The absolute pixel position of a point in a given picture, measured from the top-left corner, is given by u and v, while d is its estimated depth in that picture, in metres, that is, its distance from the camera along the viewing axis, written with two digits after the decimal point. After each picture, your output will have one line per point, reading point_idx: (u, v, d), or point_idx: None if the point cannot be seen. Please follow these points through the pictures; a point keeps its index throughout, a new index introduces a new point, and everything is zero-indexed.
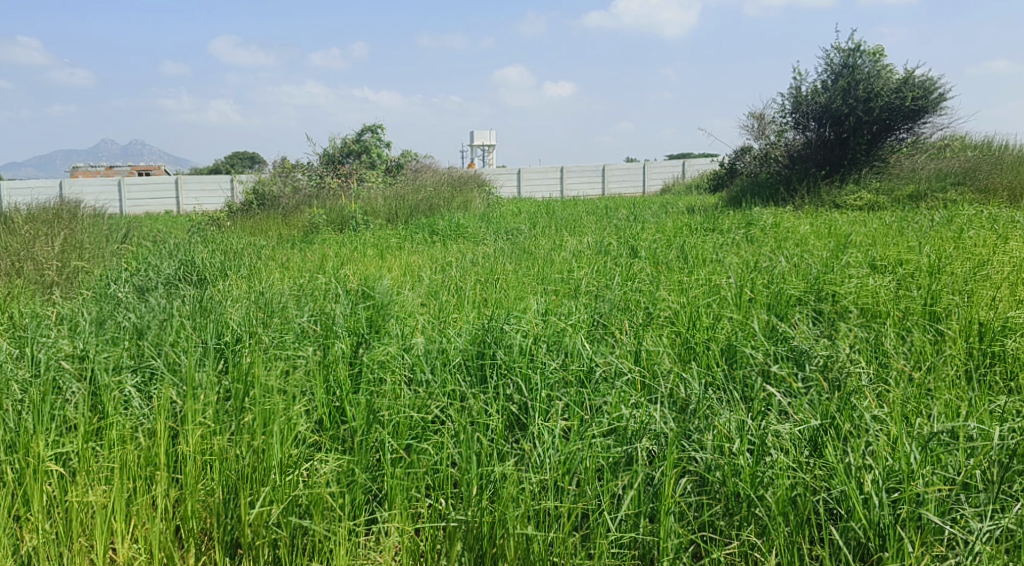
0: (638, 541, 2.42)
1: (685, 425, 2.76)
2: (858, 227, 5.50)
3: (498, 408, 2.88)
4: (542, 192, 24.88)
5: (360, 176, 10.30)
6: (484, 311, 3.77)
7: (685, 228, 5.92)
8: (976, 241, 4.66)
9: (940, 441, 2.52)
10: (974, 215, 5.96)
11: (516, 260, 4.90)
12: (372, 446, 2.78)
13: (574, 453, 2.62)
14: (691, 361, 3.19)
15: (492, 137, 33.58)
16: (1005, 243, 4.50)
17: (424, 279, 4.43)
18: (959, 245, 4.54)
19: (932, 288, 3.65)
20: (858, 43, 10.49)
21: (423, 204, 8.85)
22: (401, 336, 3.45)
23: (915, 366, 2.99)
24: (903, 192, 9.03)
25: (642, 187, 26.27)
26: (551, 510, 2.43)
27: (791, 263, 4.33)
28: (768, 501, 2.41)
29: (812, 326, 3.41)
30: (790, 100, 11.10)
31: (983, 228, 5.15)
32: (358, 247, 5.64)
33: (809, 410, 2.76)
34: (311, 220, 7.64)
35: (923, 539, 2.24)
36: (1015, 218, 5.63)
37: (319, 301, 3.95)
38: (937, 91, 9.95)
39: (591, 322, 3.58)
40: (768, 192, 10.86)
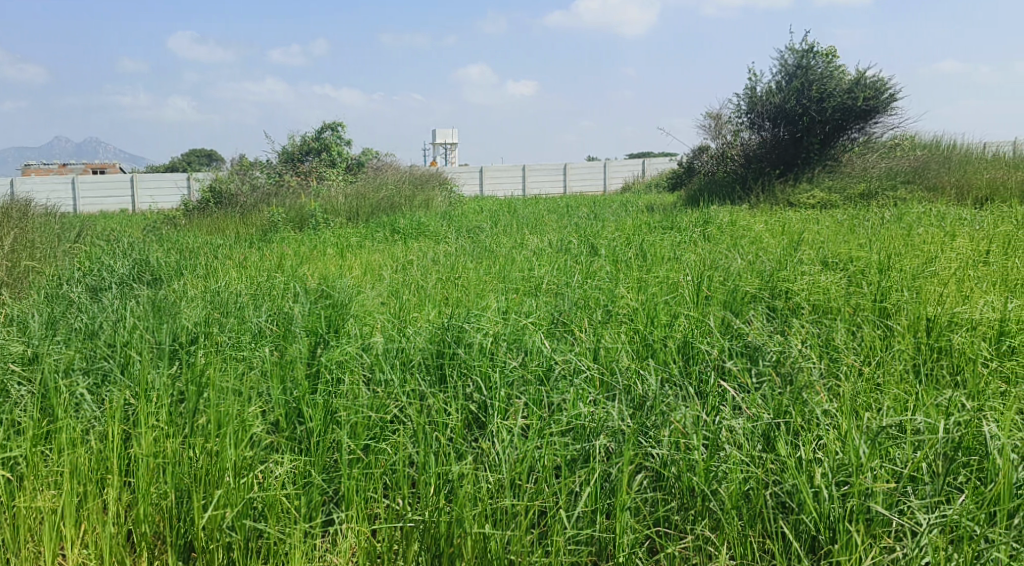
0: (595, 537, 2.43)
1: (643, 422, 2.79)
2: (810, 225, 5.59)
3: (457, 407, 2.87)
4: (503, 192, 24.83)
5: (321, 174, 10.21)
6: (443, 310, 3.75)
7: (644, 227, 5.93)
8: (924, 239, 4.74)
9: (888, 434, 2.58)
10: (922, 212, 6.10)
11: (477, 258, 4.88)
12: (328, 447, 2.76)
13: (531, 452, 2.63)
14: (648, 358, 3.21)
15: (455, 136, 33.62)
16: (951, 241, 4.61)
17: (384, 278, 4.39)
18: (908, 242, 4.64)
19: (882, 285, 3.71)
20: (811, 44, 10.65)
21: (385, 204, 8.78)
22: (359, 337, 3.42)
23: (864, 361, 3.05)
24: (853, 191, 9.17)
25: (603, 186, 26.50)
26: (509, 507, 2.44)
27: (746, 261, 4.38)
28: (720, 495, 2.46)
29: (765, 322, 3.46)
30: (746, 100, 11.22)
31: (932, 226, 5.26)
32: (318, 246, 5.58)
33: (761, 405, 2.80)
34: (270, 218, 7.52)
35: (872, 531, 2.29)
36: (959, 216, 5.77)
37: (276, 300, 3.90)
38: (887, 92, 10.16)
39: (551, 320, 3.58)
40: (725, 191, 10.99)
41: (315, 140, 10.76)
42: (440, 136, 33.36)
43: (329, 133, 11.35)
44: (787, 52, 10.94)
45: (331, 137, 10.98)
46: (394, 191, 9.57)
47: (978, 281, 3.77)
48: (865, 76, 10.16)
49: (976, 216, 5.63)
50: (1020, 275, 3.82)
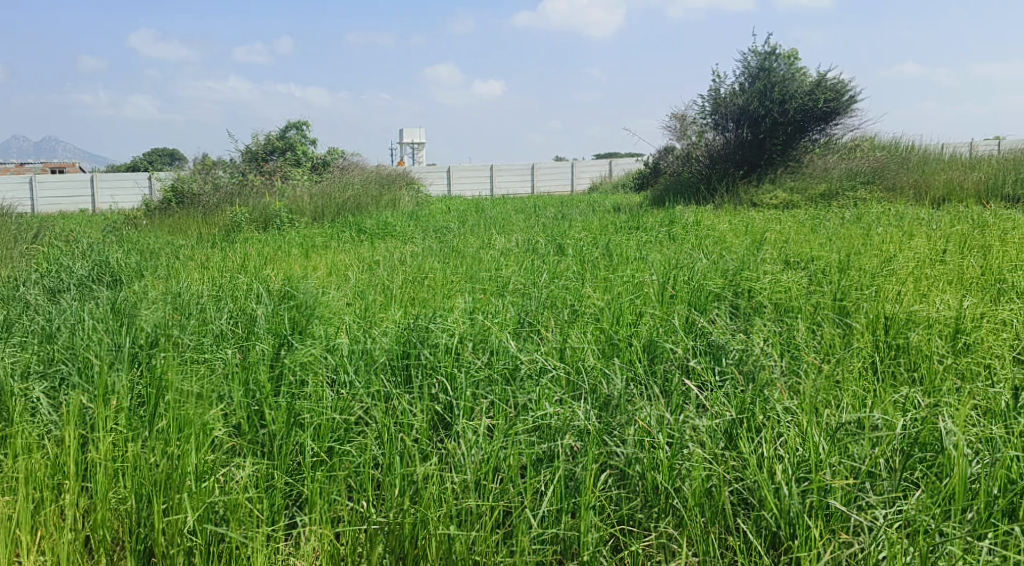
0: (559, 536, 2.43)
1: (608, 421, 2.80)
2: (773, 225, 5.66)
3: (422, 407, 2.85)
4: (470, 192, 24.78)
5: (285, 174, 10.08)
6: (410, 310, 3.73)
7: (611, 227, 5.96)
8: (883, 239, 4.83)
9: (848, 431, 2.62)
10: (881, 212, 6.21)
11: (444, 259, 4.86)
12: (291, 449, 2.73)
13: (496, 453, 2.62)
14: (614, 357, 3.22)
15: (422, 136, 33.53)
16: (909, 241, 4.70)
17: (350, 278, 4.36)
18: (867, 241, 4.73)
19: (842, 284, 3.77)
20: (773, 46, 10.81)
21: (351, 204, 8.72)
22: (324, 338, 3.38)
23: (824, 358, 3.10)
24: (814, 191, 9.33)
25: (571, 186, 26.63)
26: (473, 508, 2.43)
27: (710, 260, 4.43)
28: (683, 492, 2.48)
29: (728, 321, 3.49)
30: (710, 101, 11.35)
31: (891, 226, 5.36)
32: (282, 246, 5.52)
33: (724, 403, 2.83)
34: (233, 218, 7.45)
35: (831, 526, 2.33)
36: (917, 216, 5.89)
37: (239, 301, 3.85)
38: (847, 94, 10.36)
39: (517, 320, 3.57)
40: (690, 192, 11.09)
41: (279, 138, 10.75)
42: (407, 135, 33.19)
43: (294, 132, 11.26)
44: (750, 54, 11.09)
45: (294, 137, 11.02)
46: (361, 191, 9.51)
47: (935, 280, 3.84)
48: (826, 78, 10.35)
49: (933, 216, 5.75)
50: (975, 274, 3.90)
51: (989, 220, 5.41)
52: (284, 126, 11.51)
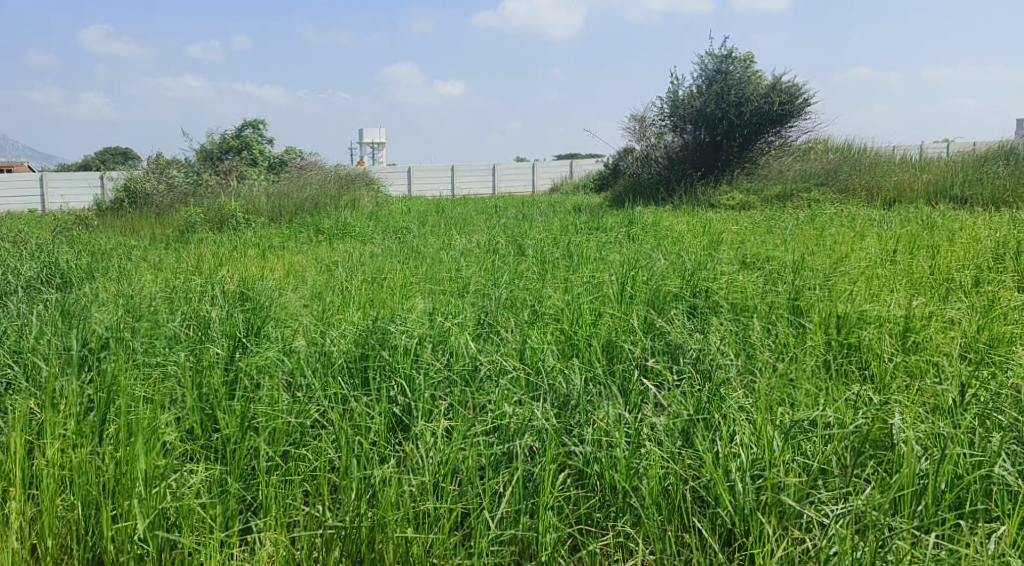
0: (517, 537, 2.42)
1: (567, 421, 2.81)
2: (730, 226, 5.73)
3: (380, 410, 2.82)
4: (432, 191, 24.69)
5: (241, 174, 9.90)
6: (368, 311, 3.70)
7: (571, 228, 5.99)
8: (836, 239, 4.93)
9: (801, 428, 2.67)
10: (834, 213, 6.32)
11: (403, 259, 4.84)
12: (245, 454, 2.68)
13: (454, 454, 2.61)
14: (573, 357, 3.23)
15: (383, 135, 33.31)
16: (861, 241, 4.80)
17: (307, 279, 4.31)
18: (820, 242, 4.82)
19: (796, 284, 3.83)
20: (729, 49, 10.97)
21: (309, 203, 8.63)
22: (281, 341, 3.33)
23: (778, 357, 3.14)
24: (770, 192, 9.51)
25: (532, 186, 26.72)
26: (431, 511, 2.42)
27: (668, 260, 4.46)
28: (641, 491, 2.50)
29: (686, 321, 3.52)
30: (668, 103, 11.45)
31: (844, 226, 5.46)
32: (239, 247, 5.43)
33: (681, 402, 2.86)
34: (187, 218, 7.33)
35: (784, 523, 2.37)
36: (869, 217, 6.01)
37: (193, 303, 3.78)
38: (801, 97, 10.56)
39: (477, 321, 3.56)
40: (650, 193, 11.21)
41: (235, 137, 10.56)
42: (368, 135, 32.92)
43: (250, 131, 11.07)
44: (707, 57, 11.23)
45: (250, 135, 10.82)
46: (319, 190, 9.40)
47: (886, 280, 3.93)
48: (781, 81, 10.54)
49: (884, 217, 5.89)
50: (925, 274, 4.00)
51: (937, 221, 5.55)
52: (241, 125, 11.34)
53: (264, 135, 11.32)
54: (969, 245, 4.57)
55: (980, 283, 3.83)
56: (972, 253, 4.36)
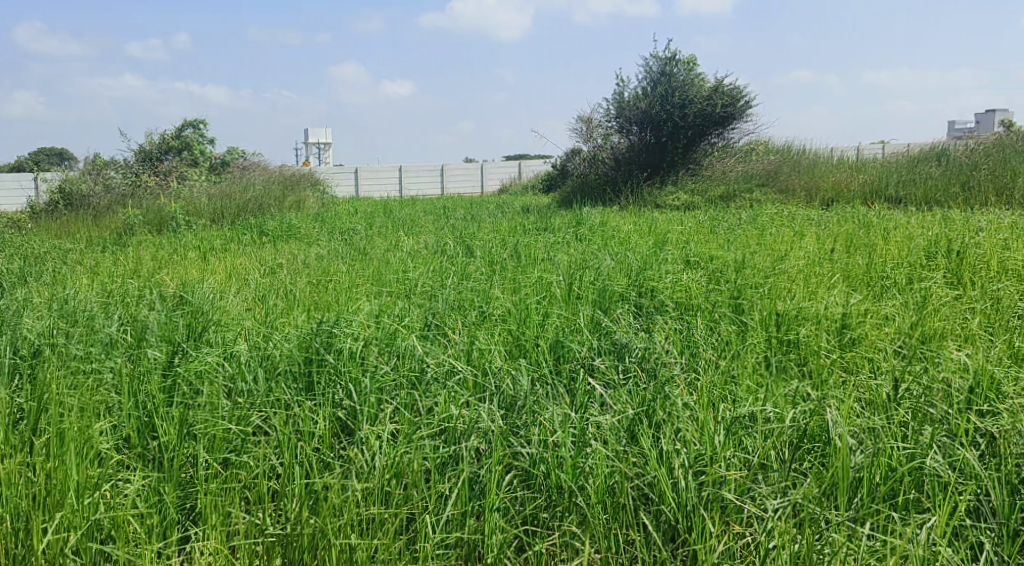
0: (463, 539, 2.40)
1: (513, 423, 2.80)
2: (675, 226, 5.82)
3: (324, 414, 2.77)
4: (378, 192, 24.44)
5: (182, 174, 9.67)
6: (313, 314, 3.65)
7: (519, 228, 6.02)
8: (776, 239, 5.04)
9: (741, 424, 2.71)
10: (775, 213, 6.47)
11: (350, 261, 4.79)
12: (184, 462, 2.60)
13: (400, 457, 2.58)
14: (521, 358, 3.23)
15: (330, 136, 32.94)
16: (800, 240, 4.93)
17: (250, 282, 4.23)
18: (761, 241, 4.93)
19: (738, 283, 3.90)
20: (673, 52, 11.16)
21: (252, 204, 8.49)
22: (222, 345, 3.25)
23: (721, 354, 3.20)
24: (715, 192, 9.70)
25: (482, 187, 26.76)
26: (375, 515, 2.38)
27: (615, 260, 4.51)
28: (586, 490, 2.51)
29: (632, 320, 3.55)
30: (613, 105, 11.54)
31: (784, 226, 5.60)
32: (180, 250, 5.30)
33: (626, 401, 2.89)
34: (125, 220, 7.13)
35: (726, 519, 2.40)
36: (807, 216, 6.18)
37: (130, 308, 3.67)
38: (743, 100, 10.88)
39: (424, 323, 3.53)
40: (598, 194, 11.33)
41: (176, 137, 10.30)
42: (314, 135, 32.54)
43: (192, 131, 10.81)
44: (652, 60, 11.40)
45: (190, 135, 10.56)
46: (263, 191, 9.26)
47: (823, 278, 4.03)
48: (722, 83, 10.82)
49: (823, 216, 6.05)
50: (861, 271, 4.12)
51: (871, 220, 5.74)
52: (182, 125, 11.07)
53: (206, 135, 11.07)
54: (902, 243, 4.72)
55: (913, 280, 3.95)
56: (906, 251, 4.51)
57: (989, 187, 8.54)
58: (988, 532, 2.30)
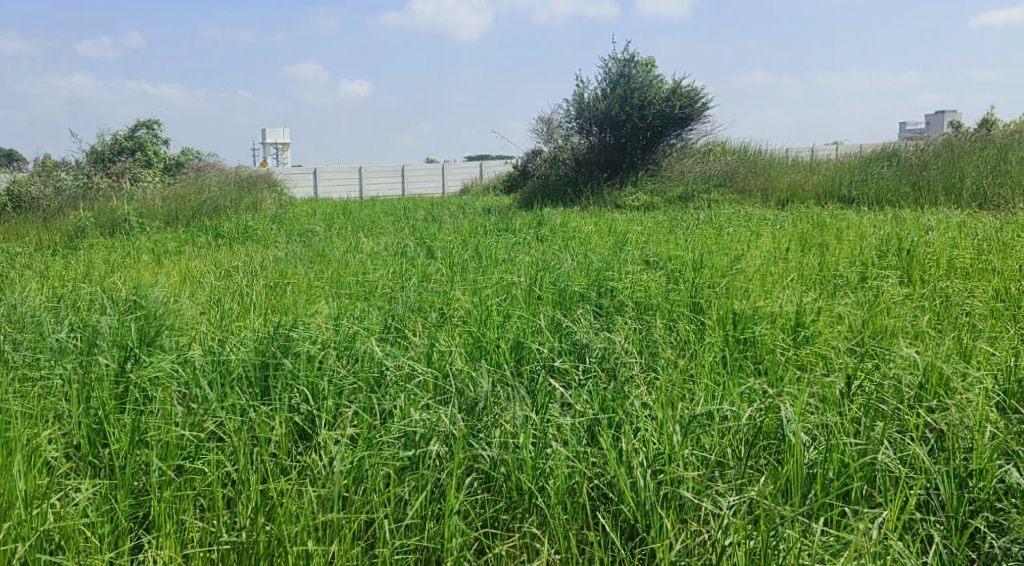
0: (422, 544, 2.37)
1: (473, 425, 2.79)
2: (635, 226, 5.88)
3: (280, 419, 2.73)
4: (338, 192, 24.22)
5: (134, 175, 9.66)
6: (270, 317, 3.60)
7: (479, 229, 6.01)
8: (733, 238, 5.12)
9: (699, 422, 2.74)
10: (733, 213, 6.57)
11: (308, 263, 4.73)
12: (136, 469, 2.54)
13: (359, 461, 2.55)
14: (481, 359, 3.23)
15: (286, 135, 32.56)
16: (757, 240, 5.00)
17: (205, 285, 4.17)
18: (720, 241, 4.98)
19: (696, 282, 3.94)
20: (631, 54, 11.23)
21: (207, 206, 8.46)
22: (176, 351, 3.19)
23: (680, 353, 3.23)
24: (673, 193, 9.82)
25: (441, 187, 26.66)
26: (332, 520, 2.35)
27: (576, 261, 4.53)
28: (547, 491, 2.51)
29: (592, 321, 3.57)
30: (573, 106, 11.58)
31: (741, 226, 5.69)
32: (132, 253, 5.19)
33: (587, 401, 2.90)
34: (76, 222, 6.96)
35: (684, 516, 2.42)
36: (764, 216, 6.28)
37: (81, 312, 3.59)
38: (701, 100, 11.01)
39: (384, 325, 3.51)
40: (558, 195, 11.39)
41: (129, 137, 10.07)
42: (271, 135, 32.12)
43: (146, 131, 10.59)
44: (610, 61, 11.47)
45: (143, 135, 10.33)
46: (218, 192, 9.13)
47: (779, 277, 4.10)
48: (680, 86, 10.90)
49: (779, 216, 6.15)
50: (815, 270, 4.19)
51: (825, 220, 5.85)
52: (135, 125, 10.83)
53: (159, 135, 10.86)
54: (854, 243, 4.82)
55: (865, 279, 4.03)
56: (858, 250, 4.60)
57: (938, 186, 8.75)
58: (937, 525, 2.35)
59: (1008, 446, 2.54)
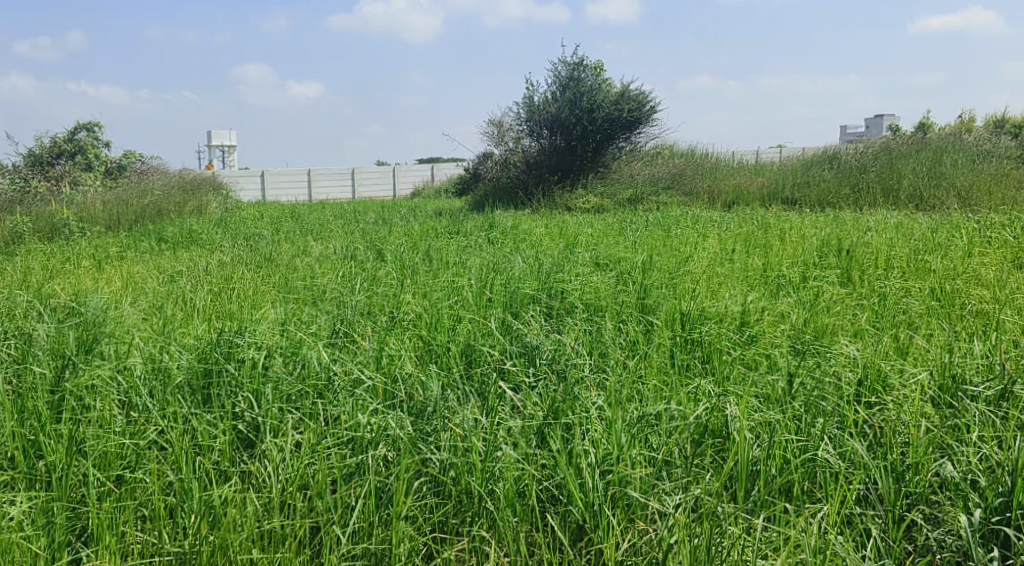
0: (370, 550, 2.34)
1: (423, 428, 2.77)
2: (585, 228, 5.93)
3: (224, 427, 2.68)
4: (286, 196, 23.89)
5: (74, 179, 9.46)
6: (215, 323, 3.54)
7: (431, 232, 6.00)
8: (681, 239, 5.20)
9: (647, 422, 2.77)
10: (680, 215, 6.67)
11: (254, 268, 4.66)
12: (74, 481, 2.47)
13: (305, 468, 2.51)
14: (431, 363, 3.22)
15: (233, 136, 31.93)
16: (704, 241, 5.10)
17: (147, 291, 4.08)
18: (667, 243, 5.05)
19: (645, 283, 3.99)
20: (580, 58, 11.31)
21: (149, 211, 8.30)
22: (115, 359, 3.11)
23: (629, 354, 3.26)
24: (622, 195, 9.94)
25: (392, 191, 26.50)
26: (277, 529, 2.31)
27: (526, 263, 4.55)
28: (496, 494, 2.51)
29: (543, 322, 3.59)
30: (524, 109, 11.55)
31: (687, 227, 5.78)
32: (71, 259, 5.04)
33: (537, 403, 2.91)
34: (11, 228, 6.74)
35: (632, 516, 2.43)
36: (710, 217, 6.40)
37: (15, 320, 3.48)
38: (648, 104, 11.14)
39: (332, 330, 3.47)
40: (509, 197, 11.43)
41: (67, 139, 9.76)
42: (217, 135, 31.48)
43: (85, 133, 10.28)
44: (560, 65, 11.53)
45: (84, 138, 10.02)
46: (161, 196, 8.94)
47: (724, 277, 4.17)
48: (628, 89, 11.01)
49: (725, 218, 6.27)
50: (759, 270, 4.29)
51: (769, 221, 5.99)
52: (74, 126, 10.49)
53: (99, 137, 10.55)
54: (797, 243, 4.93)
55: (807, 278, 4.13)
56: (800, 251, 4.71)
57: (877, 188, 9.03)
58: (875, 519, 2.40)
59: (942, 440, 2.61)
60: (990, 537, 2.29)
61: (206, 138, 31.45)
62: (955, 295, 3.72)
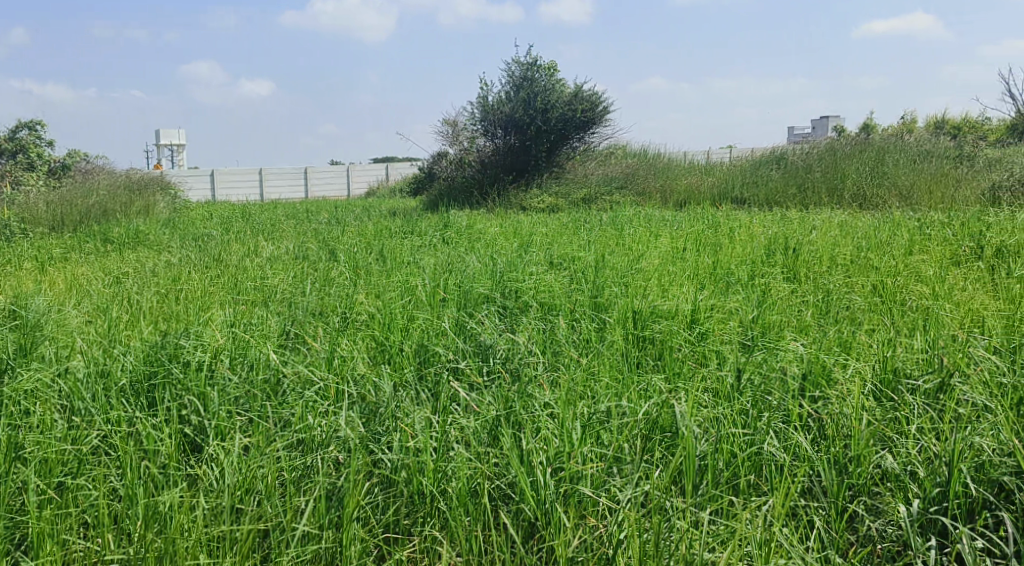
0: (319, 553, 2.31)
1: (374, 429, 2.76)
2: (540, 227, 5.96)
3: (170, 431, 2.63)
4: (237, 196, 23.53)
5: (16, 179, 9.21)
6: (161, 326, 3.48)
7: (385, 232, 5.98)
8: (634, 238, 5.26)
9: (598, 420, 2.80)
10: (632, 214, 6.74)
11: (202, 269, 4.59)
12: (12, 489, 2.40)
13: (253, 471, 2.47)
14: (384, 363, 3.21)
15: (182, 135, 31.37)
16: (656, 240, 5.17)
17: (90, 293, 3.99)
18: (619, 242, 5.11)
19: (598, 283, 4.03)
20: (533, 58, 11.36)
21: (94, 212, 8.12)
22: (56, 362, 3.04)
23: (582, 353, 3.29)
24: (576, 195, 10.02)
25: (347, 191, 26.28)
26: (225, 533, 2.27)
27: (480, 262, 4.56)
28: (449, 494, 2.50)
29: (496, 321, 3.60)
30: (478, 109, 11.55)
31: (639, 227, 5.85)
32: (11, 260, 4.90)
33: (489, 402, 2.92)
34: None
35: (583, 512, 2.45)
36: (662, 217, 6.49)
37: None
38: (601, 105, 11.26)
39: (283, 332, 3.44)
40: (463, 196, 11.41)
41: (8, 138, 9.49)
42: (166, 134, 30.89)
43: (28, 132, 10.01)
44: (514, 65, 11.56)
45: (26, 136, 9.74)
46: (107, 196, 8.73)
47: (675, 275, 4.23)
48: (581, 90, 11.11)
49: (677, 217, 6.36)
50: (709, 268, 4.36)
51: (719, 220, 6.10)
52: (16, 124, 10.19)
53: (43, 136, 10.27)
54: (746, 241, 5.03)
55: (755, 275, 4.21)
56: (749, 249, 4.80)
57: (821, 188, 9.27)
58: (820, 511, 2.45)
59: (883, 432, 2.68)
60: (929, 526, 2.35)
61: (158, 137, 30.81)
62: (896, 291, 3.83)
